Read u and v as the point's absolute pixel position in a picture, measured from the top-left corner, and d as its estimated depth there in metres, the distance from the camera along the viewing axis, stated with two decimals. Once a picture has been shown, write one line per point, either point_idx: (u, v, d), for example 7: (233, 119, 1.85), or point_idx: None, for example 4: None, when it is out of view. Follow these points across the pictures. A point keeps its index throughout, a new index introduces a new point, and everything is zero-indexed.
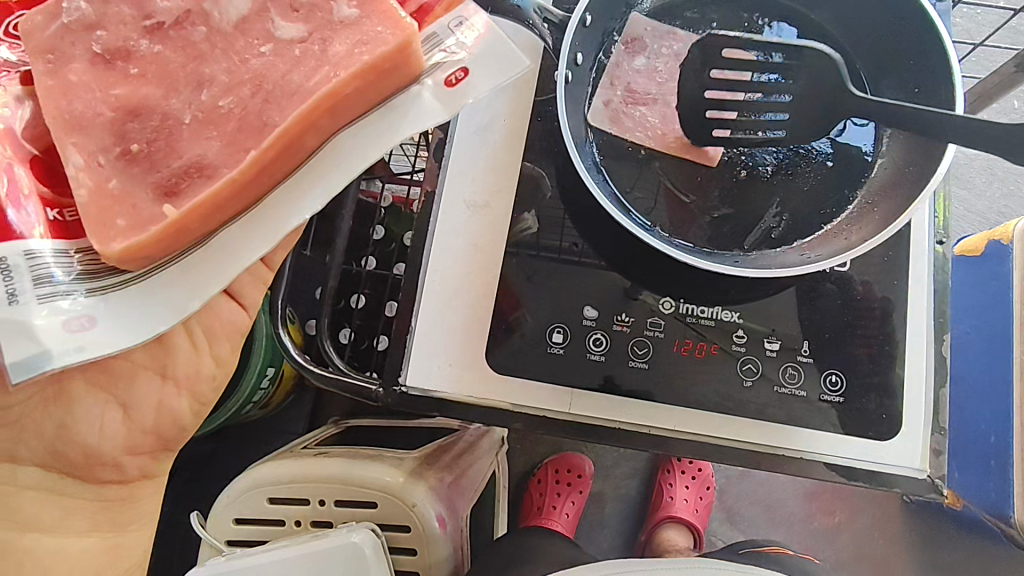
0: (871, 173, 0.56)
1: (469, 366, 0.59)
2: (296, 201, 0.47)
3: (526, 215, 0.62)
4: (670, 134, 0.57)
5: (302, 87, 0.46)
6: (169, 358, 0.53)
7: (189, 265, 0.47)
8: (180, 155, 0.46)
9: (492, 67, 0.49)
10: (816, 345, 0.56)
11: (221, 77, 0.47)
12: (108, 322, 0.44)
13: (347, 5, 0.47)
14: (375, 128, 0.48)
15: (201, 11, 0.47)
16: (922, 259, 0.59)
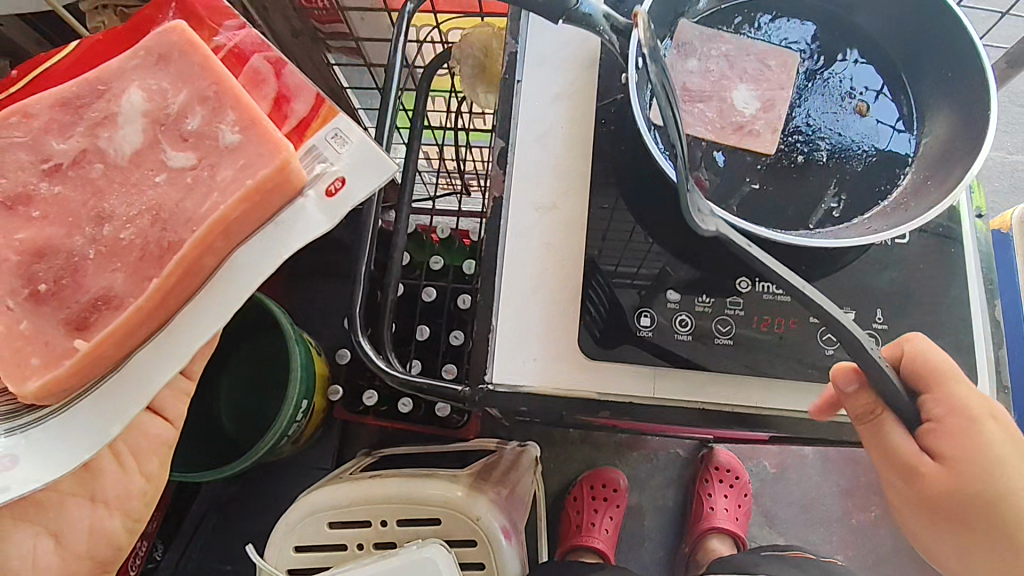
0: (915, 152, 0.61)
1: (554, 359, 0.61)
2: (199, 317, 0.51)
3: (597, 212, 0.65)
4: (726, 127, 0.61)
5: (198, 213, 0.51)
6: (97, 484, 0.57)
7: (101, 391, 0.50)
8: (87, 291, 0.51)
9: (365, 172, 0.54)
10: (887, 312, 0.60)
11: (120, 210, 0.52)
12: (28, 460, 0.47)
13: (231, 131, 0.52)
14: (267, 240, 0.53)
15: (96, 150, 0.52)
16: (968, 230, 0.63)
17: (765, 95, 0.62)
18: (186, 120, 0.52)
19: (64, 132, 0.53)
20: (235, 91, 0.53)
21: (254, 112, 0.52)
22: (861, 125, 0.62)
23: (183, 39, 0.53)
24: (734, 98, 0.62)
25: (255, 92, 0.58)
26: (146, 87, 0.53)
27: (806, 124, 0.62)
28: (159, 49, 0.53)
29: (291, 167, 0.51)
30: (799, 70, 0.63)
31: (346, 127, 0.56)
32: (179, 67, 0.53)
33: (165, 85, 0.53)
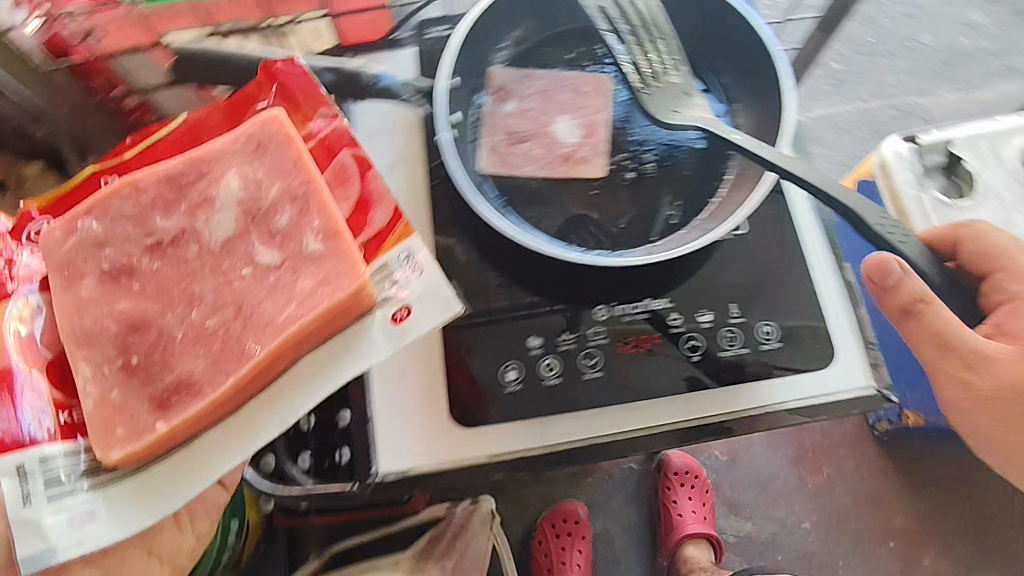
0: (735, 142, 0.62)
1: (437, 434, 0.58)
2: (252, 428, 0.44)
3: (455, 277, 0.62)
4: (556, 161, 0.61)
5: (274, 316, 0.44)
6: (155, 537, 0.49)
7: (149, 478, 0.43)
8: (171, 371, 0.44)
9: (429, 309, 0.46)
10: (743, 304, 0.60)
11: (207, 293, 0.45)
12: (108, 515, 0.42)
13: (314, 238, 0.45)
14: (322, 365, 0.45)
15: (194, 231, 0.46)
16: (804, 203, 0.64)
17: (586, 121, 0.62)
18: (276, 216, 0.46)
19: (167, 209, 0.46)
20: (324, 195, 0.46)
21: (330, 208, 0.45)
22: (684, 127, 0.62)
23: (282, 133, 0.47)
24: (557, 131, 0.62)
25: (337, 191, 0.49)
26: (243, 176, 0.47)
27: (633, 139, 0.62)
28: (259, 138, 0.47)
29: (408, 231, 0.48)
30: (614, 88, 0.63)
31: (419, 248, 0.48)
32: (274, 160, 0.47)
33: (261, 175, 0.46)
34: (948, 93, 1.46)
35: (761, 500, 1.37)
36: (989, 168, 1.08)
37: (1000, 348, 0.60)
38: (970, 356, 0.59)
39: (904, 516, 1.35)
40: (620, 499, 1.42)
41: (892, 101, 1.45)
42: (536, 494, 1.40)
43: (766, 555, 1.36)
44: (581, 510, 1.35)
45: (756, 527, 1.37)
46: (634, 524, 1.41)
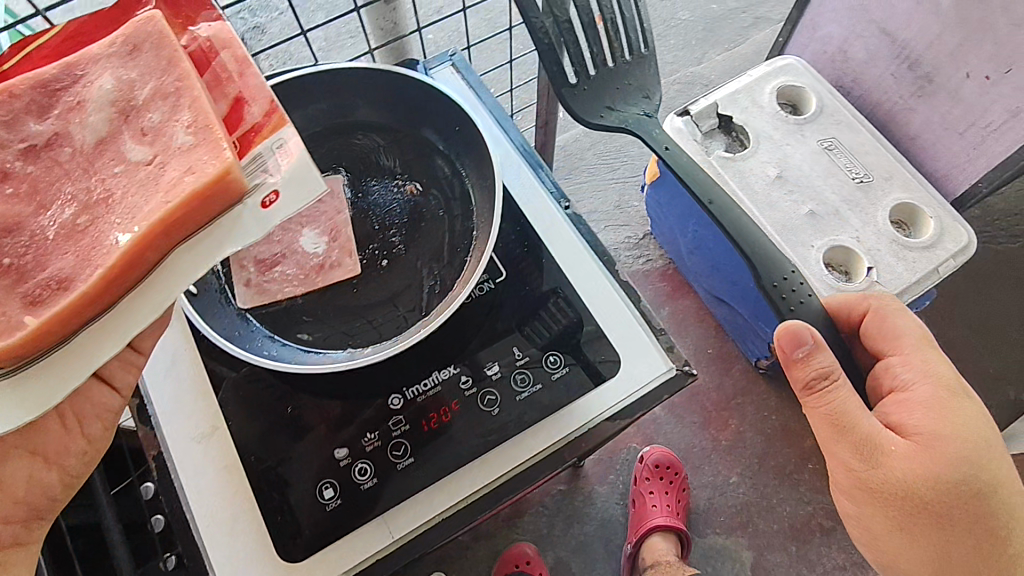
0: (472, 196, 0.66)
1: (283, 573, 0.58)
2: (115, 317, 0.44)
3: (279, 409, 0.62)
4: (311, 272, 0.63)
5: (138, 211, 0.44)
6: (37, 437, 0.52)
7: (37, 369, 0.44)
8: (47, 269, 0.45)
9: (295, 184, 0.45)
10: (525, 342, 0.63)
11: (75, 195, 0.46)
12: None
13: (182, 132, 0.46)
14: (199, 244, 0.45)
15: (68, 134, 0.48)
16: (558, 225, 0.69)
17: (327, 226, 0.65)
18: (147, 114, 0.47)
19: (42, 114, 0.49)
20: (196, 92, 0.47)
21: (208, 114, 0.46)
22: (421, 200, 0.67)
23: (158, 31, 0.49)
24: (303, 245, 0.64)
25: (217, 89, 0.50)
26: (117, 77, 0.48)
27: (377, 226, 0.65)
28: (133, 39, 0.49)
29: (281, 121, 0.48)
30: (344, 188, 0.67)
31: (291, 135, 0.47)
32: (148, 60, 0.48)
33: (133, 75, 0.48)
34: (717, 55, 1.60)
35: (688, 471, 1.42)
36: (754, 116, 1.12)
37: (891, 441, 0.64)
38: (862, 442, 0.64)
39: (813, 437, 1.43)
40: (564, 521, 1.40)
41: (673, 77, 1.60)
42: (482, 552, 1.38)
43: (710, 521, 1.39)
44: (528, 549, 1.34)
45: (693, 499, 1.40)
46: (582, 541, 1.39)
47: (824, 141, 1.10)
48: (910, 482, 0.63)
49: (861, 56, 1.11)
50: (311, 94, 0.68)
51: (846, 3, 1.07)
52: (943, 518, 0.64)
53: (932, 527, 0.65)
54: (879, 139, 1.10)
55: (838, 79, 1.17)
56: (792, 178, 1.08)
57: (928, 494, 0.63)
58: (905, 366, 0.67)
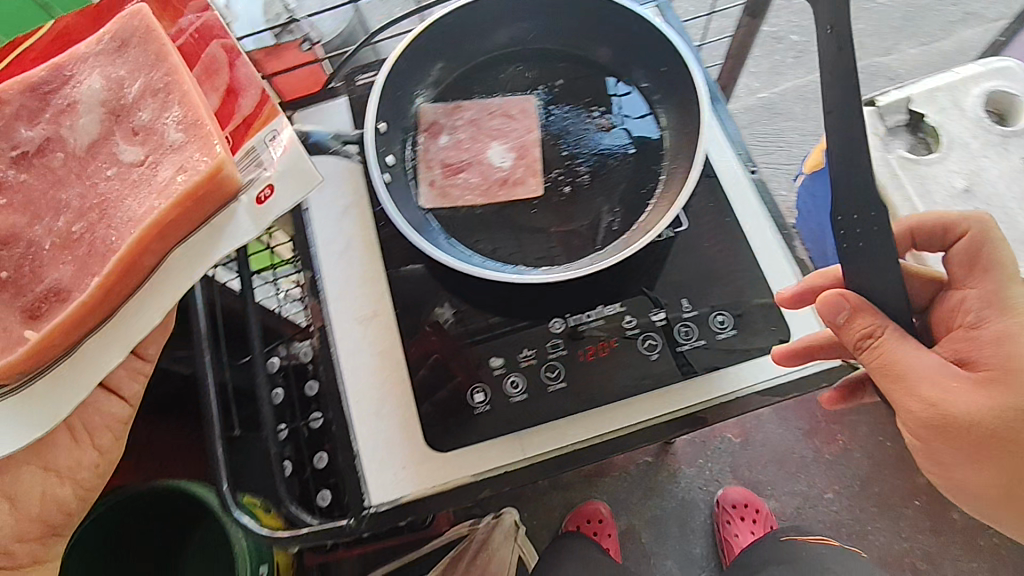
0: (664, 141, 0.65)
1: (420, 461, 0.61)
2: (63, 382, 0.49)
3: (439, 308, 0.65)
4: (492, 186, 0.64)
5: (135, 216, 0.49)
6: (46, 450, 0.54)
7: (51, 378, 0.49)
8: (43, 281, 0.49)
9: (291, 179, 0.53)
10: (693, 297, 0.62)
11: (74, 202, 0.50)
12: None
13: (173, 128, 0.50)
14: (192, 248, 0.52)
15: (60, 138, 0.51)
16: (743, 189, 0.67)
17: (516, 144, 0.65)
18: (137, 113, 0.51)
19: (32, 119, 0.51)
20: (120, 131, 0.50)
21: (197, 109, 0.50)
22: (612, 136, 0.66)
23: (143, 26, 0.51)
24: (490, 158, 0.65)
25: (206, 82, 0.55)
26: (106, 76, 0.51)
27: (565, 153, 0.66)
28: (120, 36, 0.52)
29: (273, 114, 0.55)
30: (538, 111, 0.67)
31: (284, 126, 0.54)
32: (136, 56, 0.51)
33: (122, 74, 0.51)
34: (911, 47, 1.45)
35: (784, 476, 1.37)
36: (952, 120, 1.01)
37: (956, 377, 0.54)
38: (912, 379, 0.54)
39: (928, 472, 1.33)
40: (642, 495, 1.40)
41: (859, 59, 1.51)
42: (556, 500, 1.42)
43: (795, 531, 1.34)
44: (603, 509, 1.36)
45: (781, 504, 1.35)
46: (656, 520, 1.39)
47: None
48: (985, 421, 0.54)
49: None
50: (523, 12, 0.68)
51: None
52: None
53: (1020, 477, 0.56)
54: None
55: None
56: (982, 196, 0.97)
57: (1021, 435, 0.54)
58: (978, 304, 0.58)
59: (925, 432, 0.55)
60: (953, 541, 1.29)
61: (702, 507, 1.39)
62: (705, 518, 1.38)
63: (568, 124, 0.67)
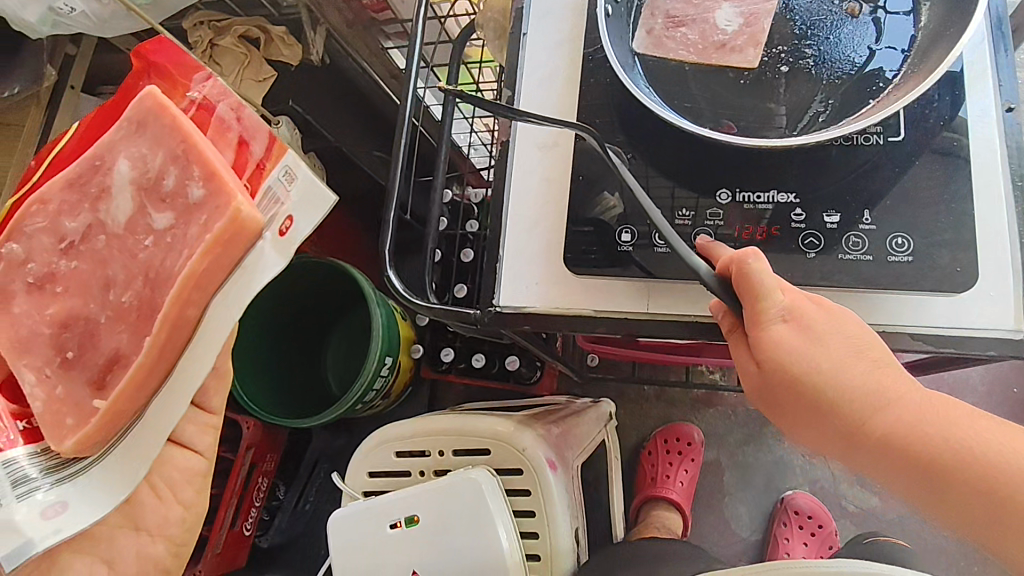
0: (914, 45, 0.59)
1: (553, 281, 0.66)
2: (134, 449, 0.51)
3: (612, 197, 0.66)
4: (709, 47, 0.63)
5: (175, 273, 0.53)
6: (137, 515, 0.60)
7: (115, 455, 0.52)
8: (102, 352, 0.55)
9: (310, 207, 0.53)
10: (878, 213, 0.58)
11: (120, 276, 0.54)
12: (77, 503, 0.49)
13: (196, 187, 0.53)
14: (229, 295, 0.52)
15: (100, 223, 0.55)
16: (986, 123, 0.60)
17: (747, 10, 0.63)
18: (164, 181, 0.53)
19: (72, 212, 0.55)
20: (199, 147, 0.53)
21: (214, 164, 0.52)
22: (855, 27, 0.61)
23: (156, 104, 0.54)
24: (717, 18, 0.63)
25: (219, 140, 0.56)
26: (132, 156, 0.54)
27: (796, 33, 0.62)
28: (137, 116, 0.54)
29: (280, 151, 0.55)
30: None
31: (295, 164, 0.54)
32: (154, 132, 0.53)
33: (145, 151, 0.54)
34: None
35: None
36: None
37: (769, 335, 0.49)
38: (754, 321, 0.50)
39: None
40: (741, 437, 1.39)
41: None
42: (654, 410, 1.45)
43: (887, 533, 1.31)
44: (695, 434, 1.37)
45: (882, 504, 1.33)
46: (747, 467, 1.38)
47: None
48: (774, 391, 0.50)
49: None
50: None
51: None
52: (863, 425, 0.46)
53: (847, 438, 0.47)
54: None
55: None
56: None
57: (856, 414, 0.47)
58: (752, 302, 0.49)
59: (759, 401, 0.51)
60: None
61: (797, 473, 1.36)
62: (796, 484, 1.36)
63: (814, 1, 0.62)
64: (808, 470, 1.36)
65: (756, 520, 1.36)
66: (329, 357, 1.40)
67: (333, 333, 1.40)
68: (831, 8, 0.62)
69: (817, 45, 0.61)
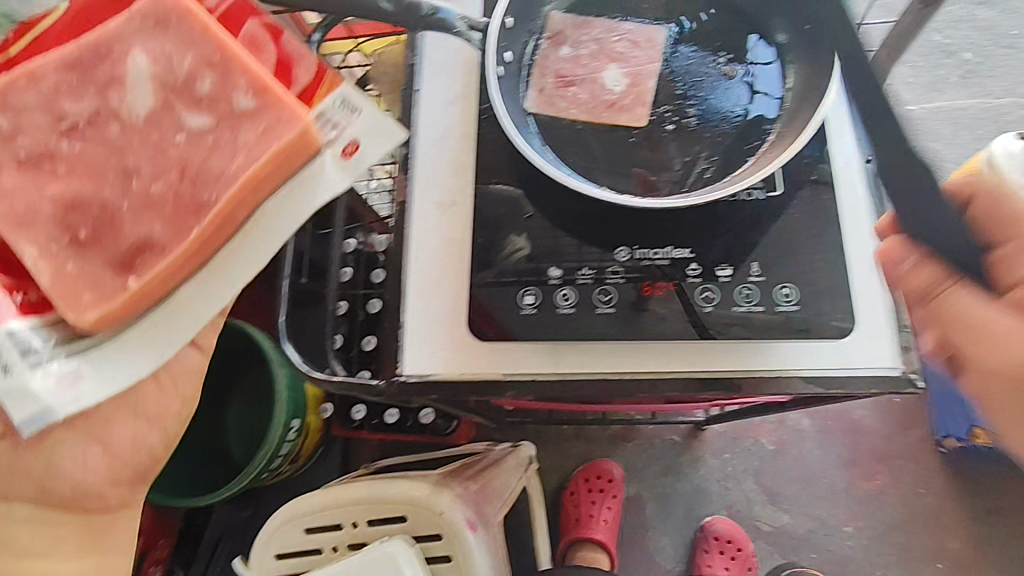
0: (784, 104, 0.62)
1: (458, 347, 0.64)
2: (171, 320, 0.59)
3: (518, 236, 0.66)
4: (599, 107, 0.64)
5: (223, 173, 0.58)
6: (110, 427, 0.58)
7: (148, 323, 0.59)
8: (126, 237, 0.57)
9: (380, 139, 0.63)
10: (765, 265, 0.61)
11: (145, 167, 0.58)
12: (91, 375, 0.56)
13: (240, 96, 0.58)
14: (246, 246, 0.61)
15: None
16: (852, 174, 0.64)
17: (632, 71, 0.65)
18: (197, 83, 0.58)
19: None
20: (240, 60, 0.59)
21: (266, 81, 0.59)
22: (732, 86, 0.64)
23: (180, 9, 0.59)
24: (604, 79, 0.65)
25: (255, 54, 0.64)
26: (150, 52, 0.59)
27: (678, 92, 0.64)
28: (157, 14, 0.59)
29: (336, 83, 0.64)
30: (663, 44, 0.66)
31: (348, 94, 0.64)
32: (178, 32, 0.59)
33: (167, 48, 0.59)
34: None
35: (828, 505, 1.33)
36: None
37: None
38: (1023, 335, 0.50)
39: (960, 538, 1.29)
40: (659, 470, 1.40)
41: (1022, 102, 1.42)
42: (574, 449, 1.45)
43: (799, 551, 1.33)
44: (616, 470, 1.38)
45: None
46: (667, 501, 1.38)
47: None
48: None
49: None
50: None
51: None
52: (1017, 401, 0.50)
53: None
54: None
55: None
56: None
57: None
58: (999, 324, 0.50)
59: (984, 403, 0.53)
60: None
61: (713, 500, 1.37)
62: (714, 510, 1.37)
63: (692, 62, 0.65)
64: (724, 495, 1.37)
65: (680, 552, 1.36)
66: (229, 422, 1.28)
67: (233, 396, 1.29)
68: (708, 70, 0.65)
69: (698, 104, 0.64)
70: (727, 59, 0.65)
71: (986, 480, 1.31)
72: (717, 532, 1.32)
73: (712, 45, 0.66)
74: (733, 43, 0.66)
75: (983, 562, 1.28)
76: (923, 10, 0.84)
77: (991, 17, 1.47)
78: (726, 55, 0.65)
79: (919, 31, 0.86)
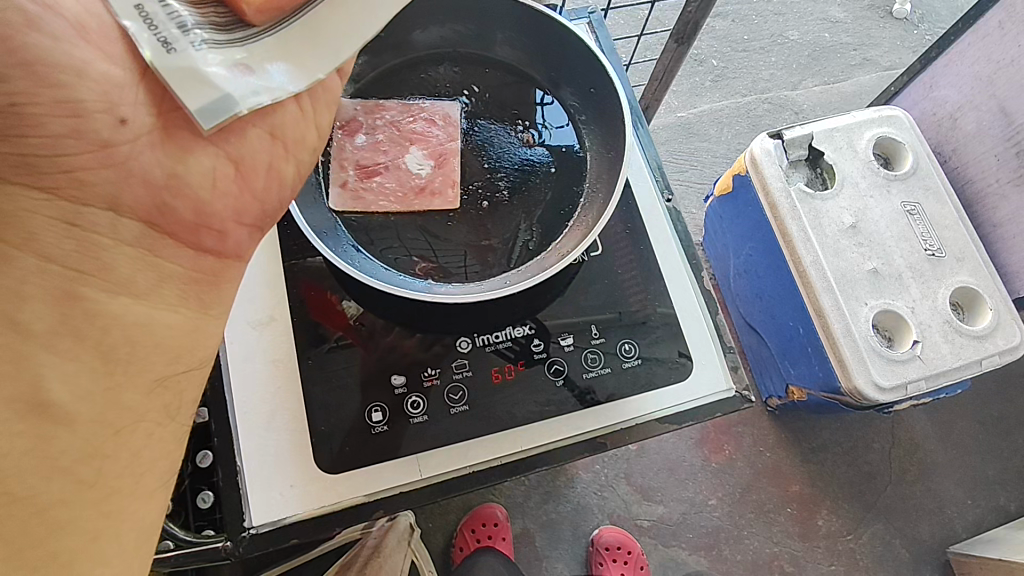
0: (588, 165, 0.65)
1: (311, 480, 0.58)
2: (323, 31, 0.46)
3: (346, 304, 0.63)
4: (410, 194, 0.61)
5: None
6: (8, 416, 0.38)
7: (293, 34, 0.45)
8: None
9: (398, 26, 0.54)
10: (602, 326, 0.64)
11: None
12: (263, 71, 0.44)
13: None
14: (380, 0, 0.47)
15: None
16: (656, 216, 0.69)
17: (433, 152, 0.63)
18: None
19: None
20: None
21: None
22: (534, 152, 0.65)
23: None
24: (407, 163, 0.62)
25: None
26: None
27: (486, 167, 0.64)
28: None
29: None
30: (460, 121, 0.65)
31: None
32: None
33: None
34: (814, 85, 1.67)
35: (694, 486, 1.42)
36: (845, 159, 1.25)
37: None
38: None
39: (799, 482, 1.43)
40: (540, 497, 1.40)
41: (764, 97, 1.64)
42: (453, 501, 1.41)
43: (678, 535, 1.40)
44: (499, 511, 1.34)
45: None
46: (552, 526, 1.40)
47: (908, 205, 1.24)
48: None
49: (970, 127, 1.26)
50: (453, 13, 0.66)
51: (973, 72, 1.22)
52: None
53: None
54: (960, 216, 1.26)
55: (939, 144, 1.34)
56: (865, 232, 1.21)
57: None
58: None
59: None
60: (817, 545, 1.40)
61: (595, 511, 1.41)
62: (598, 522, 1.40)
63: (492, 133, 0.65)
64: (603, 504, 1.41)
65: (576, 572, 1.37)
66: None
67: None
68: (509, 138, 0.65)
69: (507, 175, 0.64)
70: (525, 126, 0.66)
71: (816, 426, 1.46)
72: (607, 542, 1.34)
73: (509, 113, 0.66)
74: (527, 108, 0.67)
75: (823, 496, 1.43)
76: (678, 46, 0.93)
77: (725, 27, 1.69)
78: (523, 121, 0.66)
79: (678, 65, 0.96)
